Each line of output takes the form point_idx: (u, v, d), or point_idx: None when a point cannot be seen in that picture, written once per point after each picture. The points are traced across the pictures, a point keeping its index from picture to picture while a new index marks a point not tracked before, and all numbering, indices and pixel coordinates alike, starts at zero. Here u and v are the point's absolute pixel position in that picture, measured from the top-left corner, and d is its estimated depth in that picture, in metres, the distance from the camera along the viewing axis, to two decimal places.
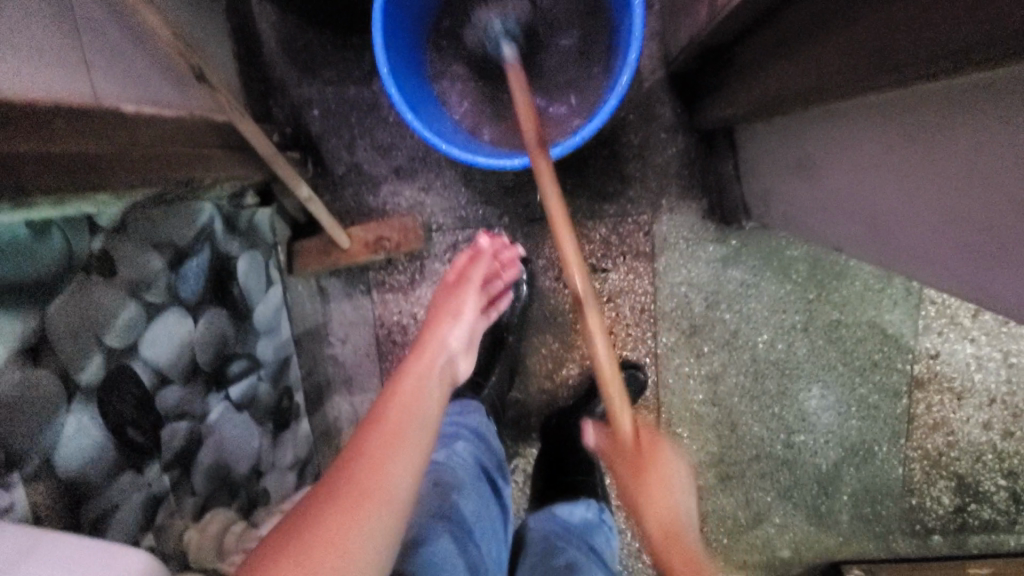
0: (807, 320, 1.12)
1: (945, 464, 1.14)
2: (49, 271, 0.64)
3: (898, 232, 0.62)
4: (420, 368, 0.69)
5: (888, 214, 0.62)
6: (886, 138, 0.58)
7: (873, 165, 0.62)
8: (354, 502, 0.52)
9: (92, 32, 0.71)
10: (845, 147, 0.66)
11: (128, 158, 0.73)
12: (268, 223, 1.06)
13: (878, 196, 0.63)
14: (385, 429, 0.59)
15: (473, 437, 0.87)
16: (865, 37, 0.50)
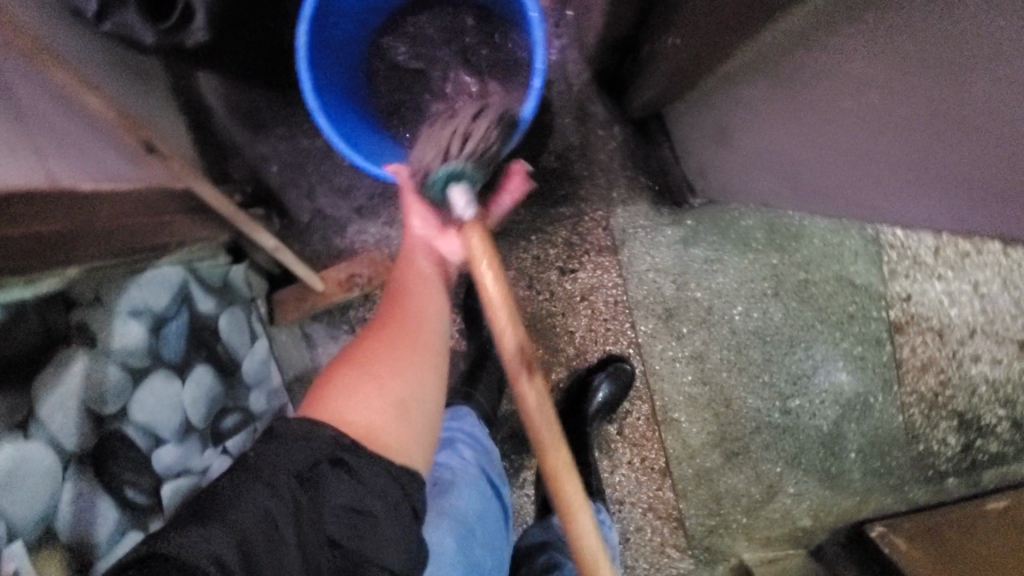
0: (776, 285, 1.14)
1: (942, 403, 1.15)
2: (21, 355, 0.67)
3: (828, 168, 0.68)
4: (416, 266, 0.69)
5: (813, 158, 0.68)
6: (794, 91, 0.63)
7: (790, 116, 0.66)
8: (385, 395, 0.57)
9: (36, 120, 0.73)
10: (756, 100, 0.69)
11: (92, 233, 0.75)
12: (243, 278, 1.10)
13: (798, 142, 0.69)
14: (407, 318, 0.64)
15: (473, 443, 0.85)
16: None
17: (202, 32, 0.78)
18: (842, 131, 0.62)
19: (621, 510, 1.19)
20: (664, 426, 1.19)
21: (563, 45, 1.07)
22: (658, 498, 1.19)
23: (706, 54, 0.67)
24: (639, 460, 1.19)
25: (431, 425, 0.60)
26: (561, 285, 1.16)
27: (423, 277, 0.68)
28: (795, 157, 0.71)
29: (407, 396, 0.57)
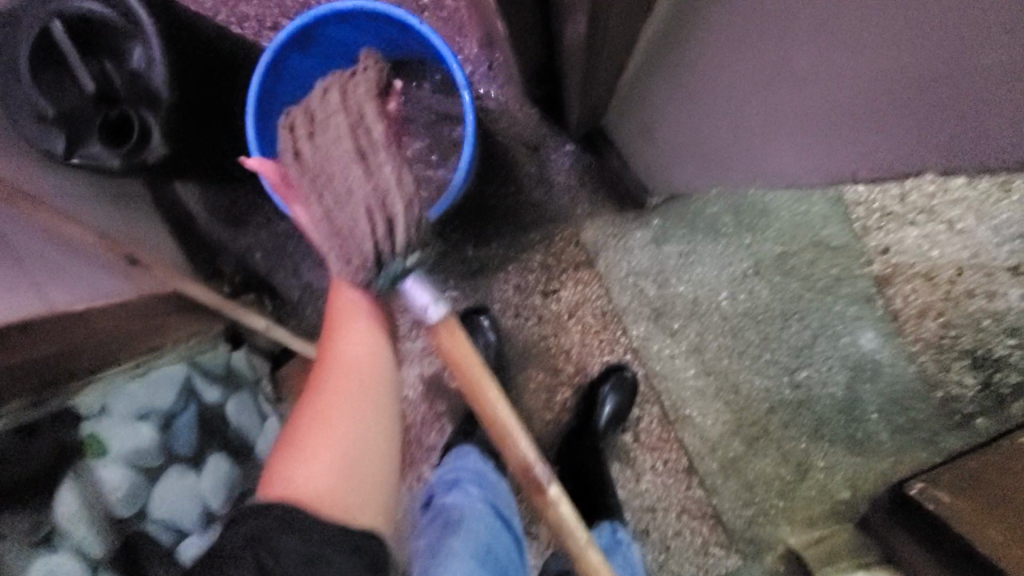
0: (755, 264, 1.15)
1: (950, 346, 1.13)
2: (15, 483, 0.72)
3: (746, 150, 0.74)
4: (347, 332, 0.64)
5: (729, 139, 0.74)
6: (694, 86, 0.68)
7: (699, 107, 0.71)
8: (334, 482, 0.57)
9: (31, 259, 0.82)
10: (671, 99, 0.74)
11: (92, 349, 0.80)
12: (247, 363, 1.15)
13: (711, 128, 0.74)
14: (329, 406, 0.60)
15: (478, 479, 0.87)
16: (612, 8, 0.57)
17: (161, 146, 0.82)
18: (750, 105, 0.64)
19: (656, 517, 1.18)
20: (679, 424, 1.19)
21: (498, 87, 1.13)
22: (690, 498, 1.18)
23: (600, 74, 0.73)
24: (662, 463, 1.19)
25: (380, 491, 0.60)
26: (548, 307, 1.18)
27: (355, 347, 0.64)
28: (710, 133, 0.75)
29: (344, 497, 0.57)
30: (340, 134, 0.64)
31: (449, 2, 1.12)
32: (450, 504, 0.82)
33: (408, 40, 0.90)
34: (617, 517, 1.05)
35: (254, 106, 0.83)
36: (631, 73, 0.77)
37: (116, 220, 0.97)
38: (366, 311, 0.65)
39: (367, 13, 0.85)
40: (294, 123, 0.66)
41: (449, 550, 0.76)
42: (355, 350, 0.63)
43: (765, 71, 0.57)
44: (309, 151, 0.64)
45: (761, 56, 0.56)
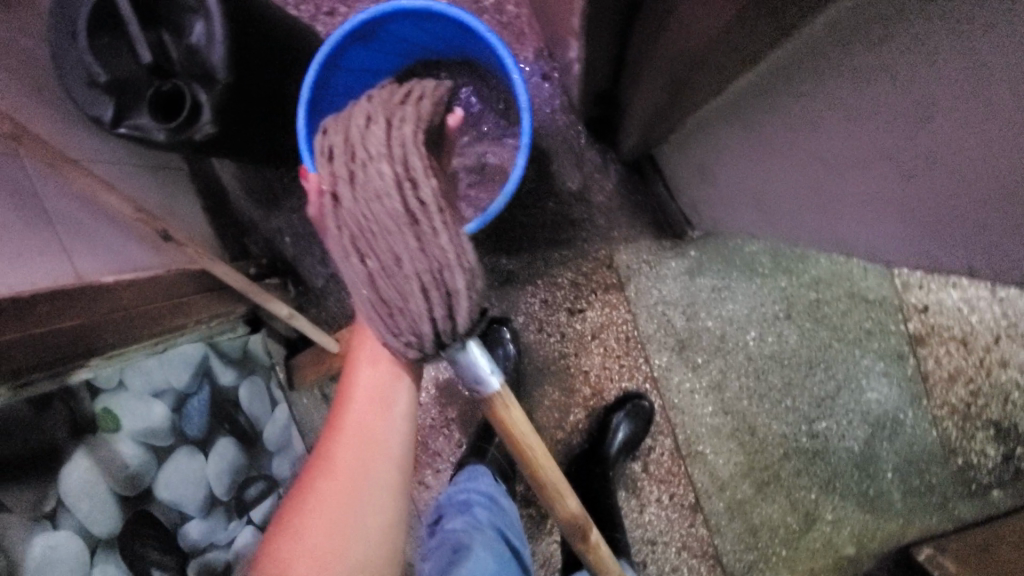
0: (788, 307, 1.13)
1: (975, 414, 1.11)
2: (23, 454, 0.66)
3: (792, 209, 0.70)
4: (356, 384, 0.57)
5: (782, 194, 0.69)
6: (757, 136, 0.65)
7: (758, 156, 0.68)
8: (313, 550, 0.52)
9: (66, 223, 0.81)
10: (728, 145, 0.72)
11: (115, 325, 0.77)
12: (263, 347, 1.14)
13: (767, 177, 0.69)
14: (328, 487, 0.54)
15: (488, 502, 0.85)
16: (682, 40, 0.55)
17: (211, 124, 0.80)
18: (806, 169, 0.62)
19: (656, 552, 1.15)
20: (690, 459, 1.16)
21: (549, 98, 1.11)
22: (692, 535, 1.16)
23: (664, 107, 0.70)
24: (668, 498, 1.16)
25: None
26: (572, 326, 1.16)
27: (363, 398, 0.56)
28: (762, 186, 0.72)
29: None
30: (389, 179, 0.43)
31: (511, 8, 1.11)
32: (461, 528, 0.80)
33: (471, 43, 0.88)
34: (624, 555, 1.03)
35: (307, 95, 0.81)
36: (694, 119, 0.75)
37: (154, 191, 0.96)
38: (383, 379, 0.57)
39: (433, 14, 0.83)
40: (331, 147, 0.46)
41: None
42: (362, 397, 0.57)
43: (834, 146, 0.55)
44: (353, 193, 0.44)
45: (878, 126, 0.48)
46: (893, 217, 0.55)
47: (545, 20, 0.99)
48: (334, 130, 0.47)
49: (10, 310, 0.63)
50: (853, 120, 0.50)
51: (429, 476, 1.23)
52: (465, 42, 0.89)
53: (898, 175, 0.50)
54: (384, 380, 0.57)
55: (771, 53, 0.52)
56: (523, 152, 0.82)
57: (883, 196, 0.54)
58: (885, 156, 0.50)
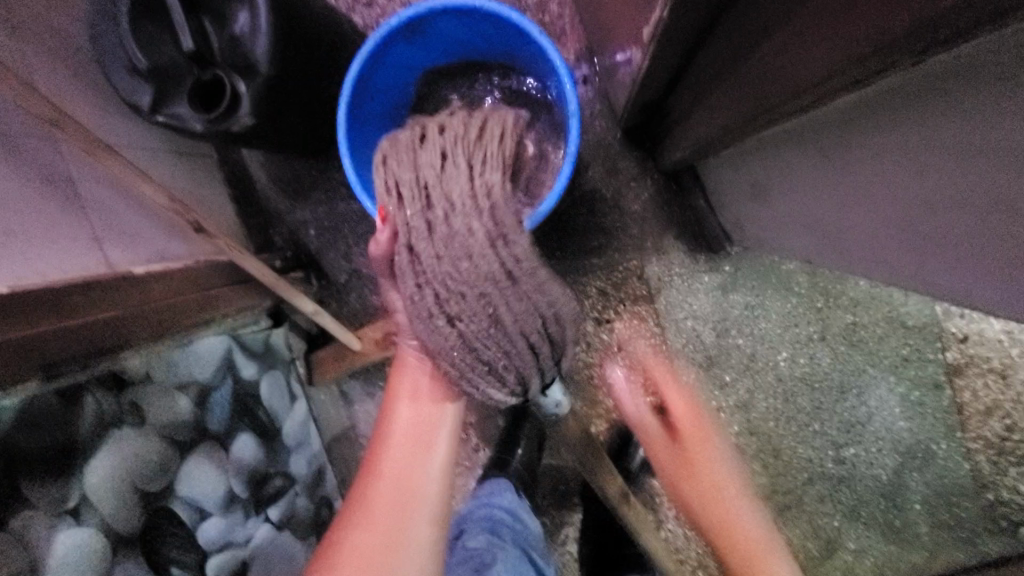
0: (822, 329, 1.10)
1: (1011, 449, 1.08)
2: (50, 449, 0.65)
3: (864, 245, 0.66)
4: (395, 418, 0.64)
5: (851, 228, 0.65)
6: (825, 165, 0.61)
7: (824, 188, 0.64)
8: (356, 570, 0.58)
9: (98, 211, 0.80)
10: (787, 170, 0.69)
11: (146, 318, 0.77)
12: (284, 342, 1.12)
13: (835, 212, 0.66)
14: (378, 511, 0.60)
15: (511, 518, 0.84)
16: (773, 72, 0.52)
17: (249, 116, 0.78)
18: (881, 206, 0.58)
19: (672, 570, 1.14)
20: None
21: (589, 102, 1.08)
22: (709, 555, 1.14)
23: (725, 130, 0.67)
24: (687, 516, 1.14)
25: None
26: (598, 336, 1.14)
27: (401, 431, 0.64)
28: (829, 215, 0.67)
29: None
30: (479, 235, 0.54)
31: (554, 6, 1.07)
32: (483, 544, 0.79)
33: (518, 46, 0.86)
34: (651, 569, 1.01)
35: (348, 94, 0.80)
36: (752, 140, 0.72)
37: (185, 179, 0.95)
38: (426, 413, 0.64)
39: (482, 13, 0.80)
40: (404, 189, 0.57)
41: None
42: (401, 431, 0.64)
43: (906, 190, 0.54)
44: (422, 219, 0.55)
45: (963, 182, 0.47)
46: (990, 254, 0.51)
47: (590, 22, 0.96)
48: (398, 165, 0.58)
49: (42, 303, 0.62)
50: (920, 154, 0.49)
51: None
52: (512, 43, 0.86)
53: (985, 211, 0.47)
54: (425, 414, 0.64)
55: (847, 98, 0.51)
56: (569, 160, 0.78)
57: (973, 237, 0.51)
58: (958, 192, 0.48)
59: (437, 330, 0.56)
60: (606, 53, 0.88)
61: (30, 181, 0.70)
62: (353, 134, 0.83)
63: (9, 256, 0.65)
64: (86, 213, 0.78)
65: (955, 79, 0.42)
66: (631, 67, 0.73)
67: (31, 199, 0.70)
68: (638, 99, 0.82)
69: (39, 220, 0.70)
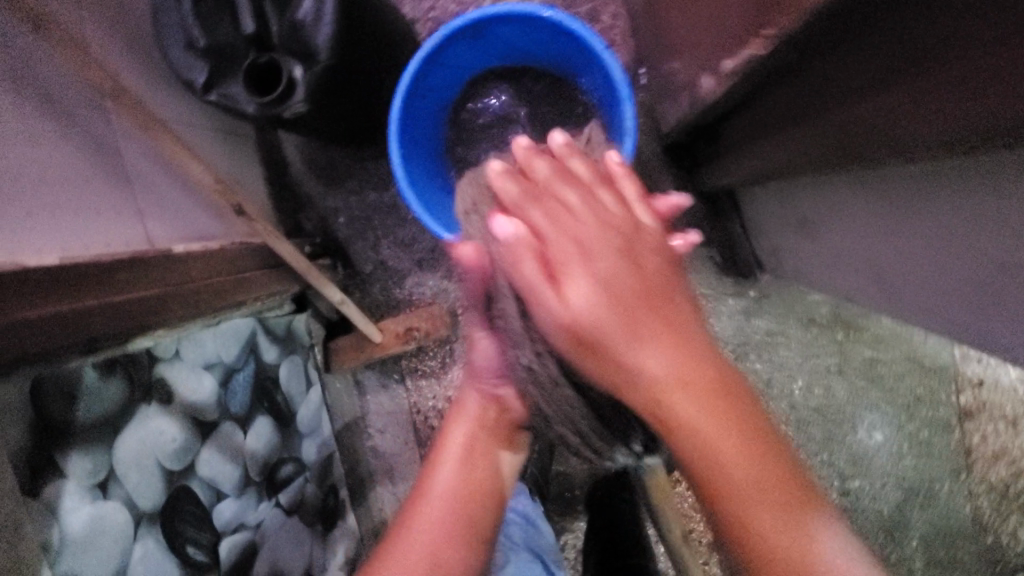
0: (841, 362, 1.11)
1: (1015, 496, 1.09)
2: (81, 422, 0.64)
3: (916, 289, 0.65)
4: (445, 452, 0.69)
5: (901, 269, 0.65)
6: (876, 206, 0.61)
7: (874, 227, 0.64)
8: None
9: (142, 185, 0.80)
10: (837, 209, 0.68)
11: (185, 296, 0.75)
12: (305, 327, 1.12)
13: (884, 251, 0.66)
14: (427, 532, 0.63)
15: (524, 524, 0.84)
16: (817, 139, 0.54)
17: (301, 103, 0.78)
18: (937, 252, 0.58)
19: None
20: None
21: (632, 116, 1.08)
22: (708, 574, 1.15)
23: (775, 168, 0.68)
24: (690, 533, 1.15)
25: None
26: None
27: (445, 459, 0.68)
28: (881, 253, 0.66)
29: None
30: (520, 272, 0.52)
31: (605, 18, 1.07)
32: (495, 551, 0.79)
33: (575, 58, 0.86)
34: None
35: (406, 89, 0.80)
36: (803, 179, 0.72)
37: (227, 157, 0.94)
38: (482, 451, 0.68)
39: (546, 22, 0.80)
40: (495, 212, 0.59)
41: None
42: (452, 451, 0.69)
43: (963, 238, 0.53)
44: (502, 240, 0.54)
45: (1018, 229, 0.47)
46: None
47: (644, 38, 0.96)
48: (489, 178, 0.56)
49: (86, 276, 0.62)
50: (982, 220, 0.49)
51: None
52: (568, 54, 0.87)
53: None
54: (481, 449, 0.68)
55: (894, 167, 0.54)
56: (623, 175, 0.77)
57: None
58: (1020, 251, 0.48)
59: (519, 357, 0.58)
60: (660, 71, 0.88)
61: (77, 149, 0.70)
62: (404, 130, 0.83)
63: (55, 223, 0.65)
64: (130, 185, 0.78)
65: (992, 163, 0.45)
66: (690, 91, 0.73)
67: (78, 168, 0.70)
68: (688, 124, 0.82)
69: (84, 192, 0.70)
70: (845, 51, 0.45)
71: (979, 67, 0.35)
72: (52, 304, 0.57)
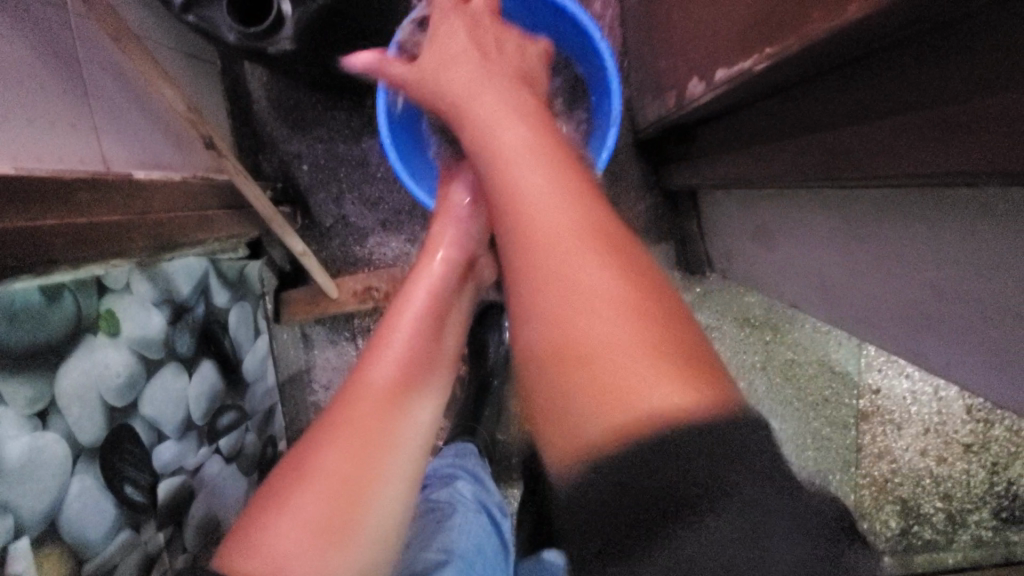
0: (765, 360, 1.22)
1: (890, 489, 1.24)
2: (20, 347, 0.60)
3: (851, 300, 0.66)
4: (442, 232, 0.74)
5: (842, 284, 0.66)
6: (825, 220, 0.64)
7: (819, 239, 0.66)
8: (339, 488, 0.52)
9: (101, 101, 0.74)
10: (795, 222, 0.70)
11: (142, 230, 0.74)
12: (257, 274, 1.08)
13: (828, 269, 0.67)
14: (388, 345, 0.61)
15: (472, 479, 1.01)
16: (850, 122, 0.49)
17: (289, 42, 0.76)
18: (864, 266, 0.61)
19: None
20: None
21: None
22: None
23: (756, 181, 0.67)
24: None
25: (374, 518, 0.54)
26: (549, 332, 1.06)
27: (450, 275, 0.71)
28: (825, 272, 0.69)
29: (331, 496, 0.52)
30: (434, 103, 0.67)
31: (597, 5, 1.07)
32: (447, 497, 0.96)
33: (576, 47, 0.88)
34: (586, 543, 1.06)
35: (401, 46, 0.80)
36: (769, 198, 0.73)
37: (195, 84, 0.89)
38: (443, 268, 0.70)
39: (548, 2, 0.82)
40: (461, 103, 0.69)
41: (434, 543, 0.88)
42: (432, 302, 0.67)
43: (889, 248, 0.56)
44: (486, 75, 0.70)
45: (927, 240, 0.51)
46: (967, 335, 0.52)
47: (634, 33, 0.98)
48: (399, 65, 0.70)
49: (45, 195, 0.61)
50: (923, 223, 0.50)
51: None
52: (568, 37, 0.87)
53: (972, 295, 0.49)
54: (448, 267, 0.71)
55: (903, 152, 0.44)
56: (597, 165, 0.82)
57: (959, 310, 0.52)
58: (951, 271, 0.50)
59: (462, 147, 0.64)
60: (648, 68, 0.91)
61: (34, 52, 0.64)
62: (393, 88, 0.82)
63: (8, 131, 0.60)
64: (87, 100, 0.72)
65: (982, 71, 0.37)
66: (677, 92, 0.76)
67: (32, 73, 0.64)
68: (664, 123, 0.86)
69: (38, 101, 0.65)
70: (836, 81, 0.50)
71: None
72: (8, 220, 0.56)
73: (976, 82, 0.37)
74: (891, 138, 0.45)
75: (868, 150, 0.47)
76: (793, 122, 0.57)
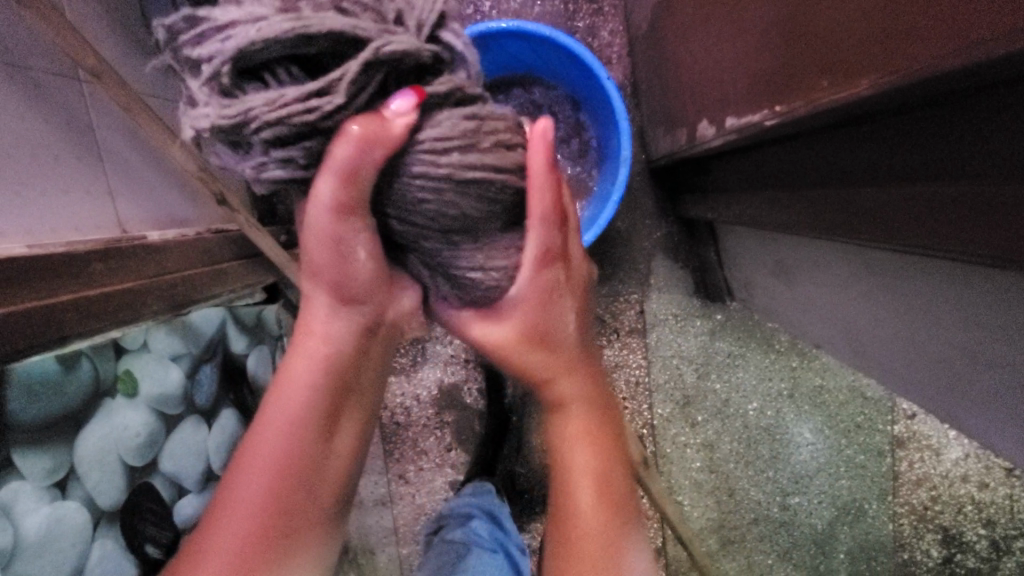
0: (792, 386, 1.18)
1: (931, 517, 1.18)
2: (37, 419, 0.61)
3: (871, 346, 0.64)
4: (313, 296, 0.48)
5: (861, 329, 0.64)
6: (838, 262, 0.62)
7: (835, 279, 0.65)
8: (266, 522, 0.49)
9: (115, 164, 0.76)
10: (811, 263, 0.68)
11: (157, 291, 0.74)
12: (275, 318, 1.05)
13: (847, 311, 0.66)
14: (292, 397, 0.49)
15: (490, 518, 1.00)
16: (858, 185, 0.48)
17: None
18: (881, 311, 0.59)
19: None
20: None
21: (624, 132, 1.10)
22: None
23: (763, 222, 0.66)
24: None
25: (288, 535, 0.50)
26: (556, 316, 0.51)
27: (347, 348, 0.50)
28: (846, 315, 0.66)
29: (250, 514, 0.48)
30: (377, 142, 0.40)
31: (605, 33, 1.05)
32: (465, 538, 0.96)
33: (543, 55, 0.91)
34: None
35: None
36: (790, 240, 0.71)
37: None
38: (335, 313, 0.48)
39: (552, 46, 0.87)
40: (493, 123, 0.44)
41: None
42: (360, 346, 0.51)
43: (911, 300, 0.54)
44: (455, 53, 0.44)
45: (954, 299, 0.49)
46: (1002, 393, 0.50)
47: (642, 63, 0.97)
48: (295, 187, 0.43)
49: (59, 270, 0.61)
50: (944, 278, 0.49)
51: (410, 472, 1.22)
52: (567, 73, 0.92)
53: (1007, 355, 0.47)
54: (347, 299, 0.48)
55: (910, 220, 0.43)
56: (611, 205, 0.86)
57: (997, 366, 0.49)
58: (978, 331, 0.48)
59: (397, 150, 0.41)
60: (658, 101, 0.89)
61: (47, 123, 0.65)
62: None
63: (28, 206, 0.62)
64: (103, 166, 0.73)
65: (993, 148, 0.36)
66: (688, 130, 0.75)
67: (48, 143, 0.65)
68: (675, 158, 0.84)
69: (57, 173, 0.66)
70: (848, 138, 0.49)
71: (822, 47, 0.43)
72: (23, 302, 0.56)
73: (985, 158, 0.37)
74: (897, 205, 0.44)
75: (873, 214, 0.47)
76: (805, 173, 0.56)
